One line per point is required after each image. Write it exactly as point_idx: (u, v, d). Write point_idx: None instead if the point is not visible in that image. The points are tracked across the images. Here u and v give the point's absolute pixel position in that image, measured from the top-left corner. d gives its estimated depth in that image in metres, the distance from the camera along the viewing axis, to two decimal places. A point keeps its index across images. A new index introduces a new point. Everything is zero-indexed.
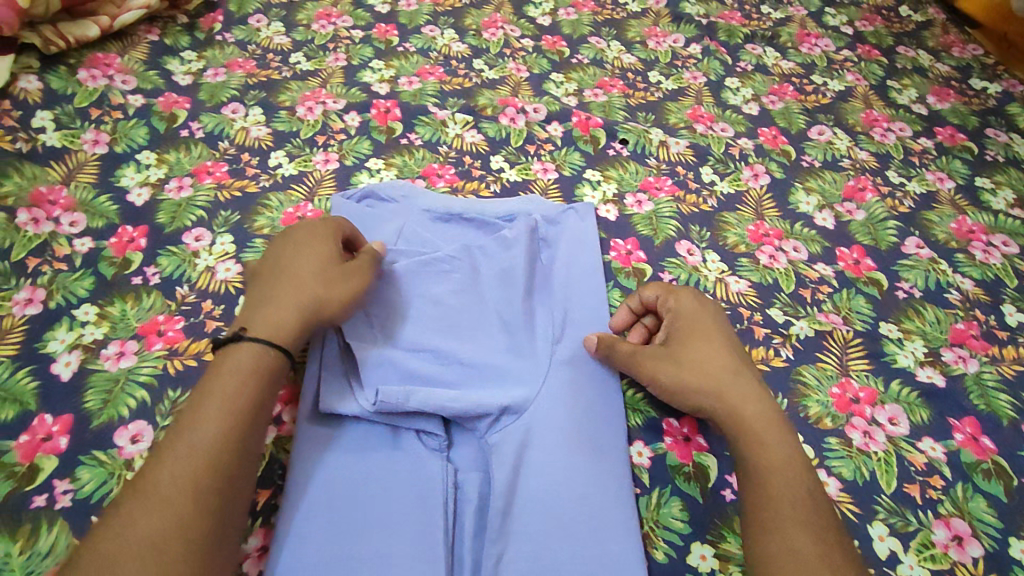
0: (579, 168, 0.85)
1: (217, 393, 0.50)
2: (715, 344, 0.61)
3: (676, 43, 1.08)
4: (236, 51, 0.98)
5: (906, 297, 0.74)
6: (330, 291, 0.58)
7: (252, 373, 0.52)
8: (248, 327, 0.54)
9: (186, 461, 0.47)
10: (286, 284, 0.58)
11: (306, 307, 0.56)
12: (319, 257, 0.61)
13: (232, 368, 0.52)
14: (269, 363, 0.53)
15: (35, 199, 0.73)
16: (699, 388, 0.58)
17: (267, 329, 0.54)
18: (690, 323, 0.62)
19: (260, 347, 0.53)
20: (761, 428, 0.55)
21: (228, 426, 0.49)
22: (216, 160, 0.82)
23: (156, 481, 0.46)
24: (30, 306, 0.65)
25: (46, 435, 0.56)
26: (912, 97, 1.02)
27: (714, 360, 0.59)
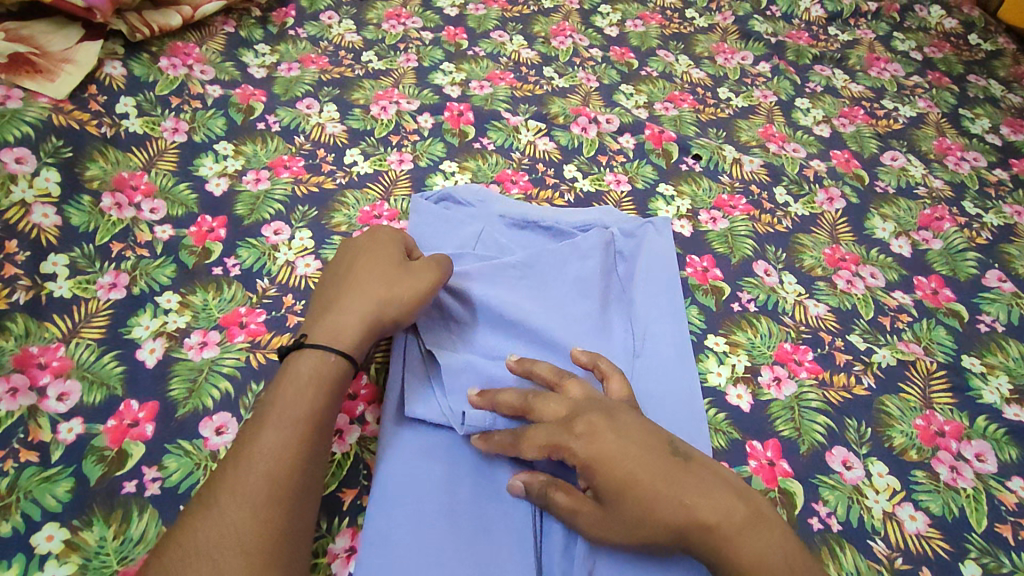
0: (652, 181, 0.85)
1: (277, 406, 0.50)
2: (639, 473, 0.48)
3: (745, 60, 1.08)
4: (309, 47, 0.98)
5: (988, 331, 0.72)
6: (393, 294, 0.57)
7: (310, 384, 0.51)
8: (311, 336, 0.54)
9: (245, 478, 0.46)
10: (349, 291, 0.57)
11: (369, 313, 0.56)
12: (383, 263, 0.60)
13: (294, 376, 0.51)
14: (333, 369, 0.52)
15: (118, 183, 0.73)
16: (658, 536, 0.47)
17: (329, 335, 0.54)
18: (605, 461, 0.48)
19: (321, 354, 0.52)
20: (737, 544, 0.47)
21: (287, 439, 0.48)
22: (293, 155, 0.82)
23: (218, 499, 0.45)
24: (114, 290, 0.65)
25: (133, 421, 0.56)
26: (986, 127, 1.00)
27: (651, 495, 0.47)
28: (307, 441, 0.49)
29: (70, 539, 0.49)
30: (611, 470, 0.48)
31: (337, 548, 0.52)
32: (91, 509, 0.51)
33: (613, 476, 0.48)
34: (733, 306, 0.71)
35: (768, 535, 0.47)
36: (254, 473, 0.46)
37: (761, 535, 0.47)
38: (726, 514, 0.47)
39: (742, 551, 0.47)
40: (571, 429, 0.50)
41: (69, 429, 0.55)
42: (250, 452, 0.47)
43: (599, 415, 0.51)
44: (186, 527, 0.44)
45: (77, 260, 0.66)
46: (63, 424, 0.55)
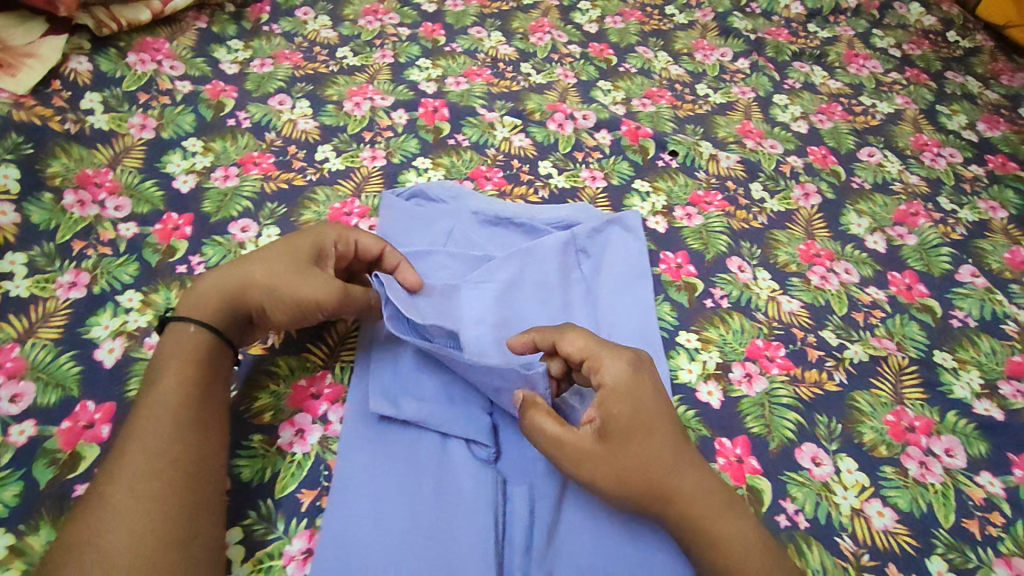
0: (628, 177, 0.84)
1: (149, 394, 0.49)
2: (654, 423, 0.50)
3: (724, 56, 1.07)
4: (283, 43, 0.97)
5: (961, 326, 0.72)
6: (271, 280, 0.55)
7: (180, 359, 0.51)
8: (184, 299, 0.55)
9: (134, 464, 0.45)
10: (244, 260, 0.57)
11: (238, 291, 0.55)
12: (301, 247, 0.58)
13: (165, 355, 0.51)
14: (195, 353, 0.52)
15: (81, 180, 0.72)
16: (639, 485, 0.48)
17: (194, 305, 0.54)
18: (628, 396, 0.50)
19: (183, 328, 0.53)
20: (706, 522, 0.48)
21: (173, 412, 0.48)
22: (263, 151, 0.81)
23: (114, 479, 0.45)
24: (73, 289, 0.63)
25: (89, 422, 0.55)
26: (962, 123, 1.01)
27: (652, 447, 0.49)
28: (192, 413, 0.49)
29: (17, 544, 0.48)
30: (630, 405, 0.50)
31: (292, 551, 0.50)
32: (40, 513, 0.50)
33: (630, 407, 0.50)
34: (706, 302, 0.71)
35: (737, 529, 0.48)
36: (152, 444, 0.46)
37: (733, 518, 0.48)
38: (708, 500, 0.48)
39: (711, 531, 0.48)
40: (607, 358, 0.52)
41: (21, 431, 0.53)
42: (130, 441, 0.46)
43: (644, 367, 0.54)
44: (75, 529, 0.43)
45: (36, 259, 0.64)
46: (15, 426, 0.54)
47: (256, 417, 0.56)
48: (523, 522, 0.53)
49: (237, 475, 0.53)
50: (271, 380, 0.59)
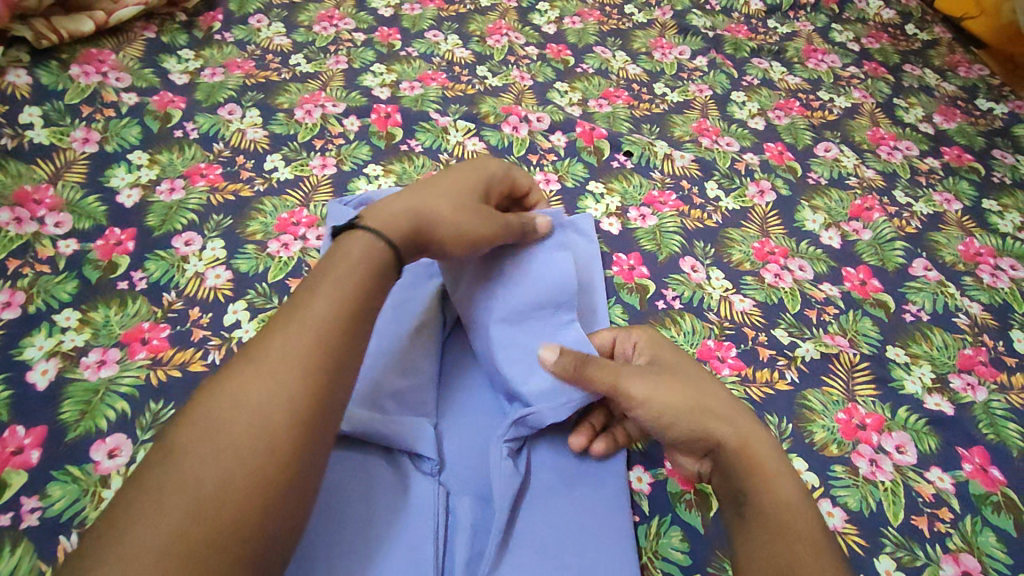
0: (582, 179, 0.84)
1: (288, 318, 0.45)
2: (697, 371, 0.56)
3: (682, 55, 1.07)
4: (235, 51, 0.95)
5: (914, 320, 0.72)
6: (459, 220, 0.56)
7: (358, 281, 0.48)
8: (380, 211, 0.54)
9: (240, 393, 0.40)
10: (429, 188, 0.57)
11: (427, 217, 0.55)
12: (471, 176, 0.60)
13: (331, 270, 0.48)
14: (363, 261, 0.49)
15: (19, 197, 0.71)
16: (701, 411, 0.52)
17: (387, 219, 0.53)
18: (669, 353, 0.58)
19: (371, 240, 0.51)
20: (753, 448, 0.50)
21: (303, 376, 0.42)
22: (210, 162, 0.80)
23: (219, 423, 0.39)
24: (8, 309, 0.62)
25: (18, 448, 0.53)
26: (919, 116, 1.01)
27: (699, 383, 0.54)
28: (318, 377, 0.42)
29: None
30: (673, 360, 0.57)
31: None
32: None
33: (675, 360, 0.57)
34: (658, 304, 0.70)
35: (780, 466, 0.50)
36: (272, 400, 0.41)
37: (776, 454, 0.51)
38: (754, 432, 0.51)
39: (762, 461, 0.50)
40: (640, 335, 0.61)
41: None
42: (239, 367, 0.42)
43: None
44: (164, 446, 0.39)
45: None
46: None
47: None
48: (465, 535, 0.52)
49: None
50: None
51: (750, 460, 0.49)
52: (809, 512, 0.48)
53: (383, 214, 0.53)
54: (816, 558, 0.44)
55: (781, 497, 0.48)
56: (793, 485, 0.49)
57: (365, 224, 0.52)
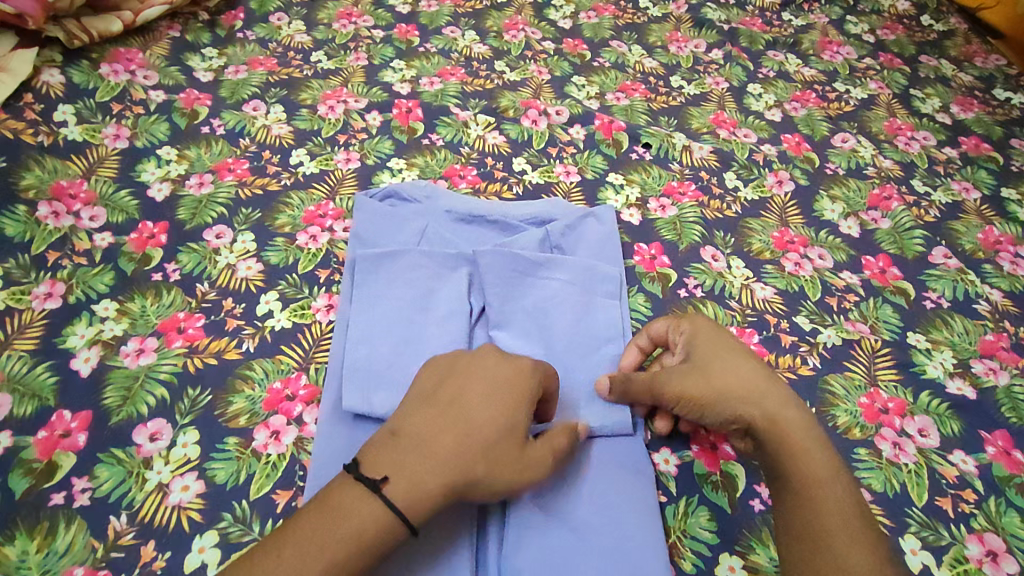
0: (602, 171, 0.85)
1: (311, 542, 0.42)
2: (740, 362, 0.54)
3: (697, 48, 1.08)
4: (257, 49, 0.97)
5: (934, 307, 0.73)
6: (490, 456, 0.47)
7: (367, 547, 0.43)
8: (388, 461, 0.45)
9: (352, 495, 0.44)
10: (455, 412, 0.47)
11: (459, 475, 0.46)
12: (502, 382, 0.49)
13: (355, 488, 0.44)
14: (378, 540, 0.43)
15: (56, 192, 0.73)
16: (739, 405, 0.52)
17: (412, 491, 0.44)
18: (710, 342, 0.56)
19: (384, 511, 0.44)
20: (794, 440, 0.50)
21: (409, 487, 0.44)
22: (237, 157, 0.81)
23: (322, 514, 0.43)
24: (49, 300, 0.64)
25: (65, 431, 0.55)
26: (936, 106, 1.01)
27: (741, 376, 0.53)
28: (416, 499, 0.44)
29: None
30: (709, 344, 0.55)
31: None
32: (16, 523, 0.50)
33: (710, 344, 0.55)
34: (679, 292, 0.71)
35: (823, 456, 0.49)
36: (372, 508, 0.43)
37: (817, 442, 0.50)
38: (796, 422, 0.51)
39: (794, 440, 0.50)
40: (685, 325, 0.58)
41: None
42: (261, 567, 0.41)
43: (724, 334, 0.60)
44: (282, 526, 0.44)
45: (11, 271, 0.65)
46: None
47: (231, 420, 0.57)
48: (497, 516, 0.53)
49: (212, 478, 0.54)
50: (246, 384, 0.59)
51: (789, 447, 0.49)
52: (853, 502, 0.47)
53: (414, 487, 0.44)
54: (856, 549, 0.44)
55: (813, 472, 0.48)
56: (834, 474, 0.48)
57: (388, 489, 0.44)
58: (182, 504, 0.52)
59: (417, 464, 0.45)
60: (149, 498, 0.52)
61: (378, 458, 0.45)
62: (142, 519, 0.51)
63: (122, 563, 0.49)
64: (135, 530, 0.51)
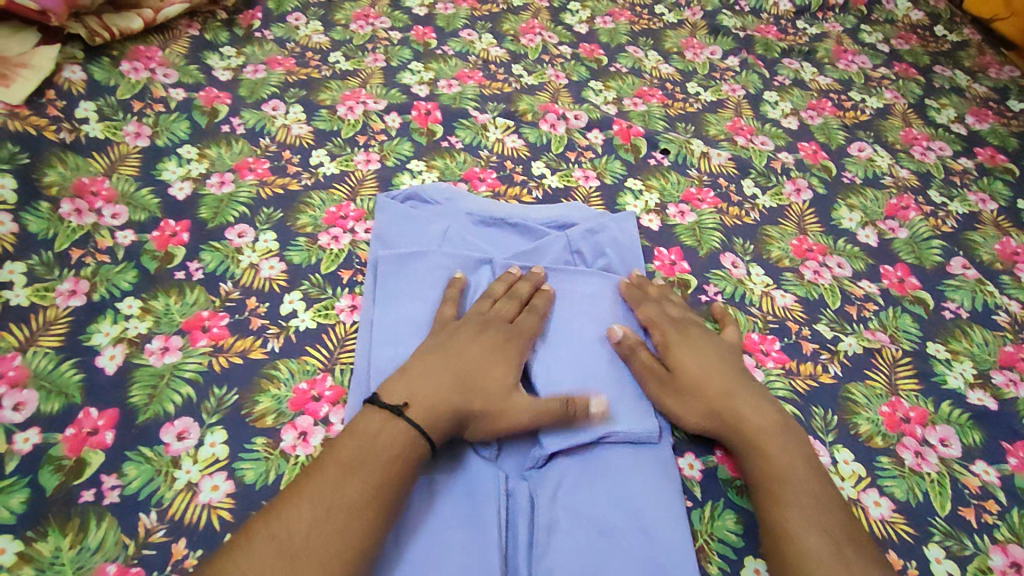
0: (621, 176, 0.85)
1: (351, 460, 0.49)
2: (713, 352, 0.62)
3: (713, 55, 1.08)
4: (276, 49, 0.97)
5: (953, 317, 0.73)
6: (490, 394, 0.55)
7: (398, 460, 0.50)
8: (406, 390, 0.53)
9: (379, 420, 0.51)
10: (459, 359, 0.56)
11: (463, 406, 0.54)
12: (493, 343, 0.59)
13: (377, 414, 0.52)
14: (408, 456, 0.50)
15: (78, 189, 0.72)
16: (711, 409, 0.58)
17: (427, 413, 0.52)
18: (699, 349, 0.62)
19: (411, 433, 0.51)
20: (772, 444, 0.55)
21: (428, 414, 0.52)
22: (257, 157, 0.81)
23: (355, 436, 0.50)
24: (73, 297, 0.64)
25: (92, 429, 0.55)
26: (951, 116, 1.02)
27: (718, 365, 0.60)
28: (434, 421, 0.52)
29: (24, 550, 0.48)
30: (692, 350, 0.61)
31: None
32: (46, 520, 0.50)
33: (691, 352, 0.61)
34: (700, 298, 0.72)
35: (796, 456, 0.55)
36: (398, 429, 0.51)
37: (793, 444, 0.56)
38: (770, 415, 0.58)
39: (763, 444, 0.55)
40: (659, 303, 0.66)
41: (25, 439, 0.54)
42: (311, 487, 0.47)
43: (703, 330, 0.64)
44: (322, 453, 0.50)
45: (35, 268, 0.65)
46: (19, 435, 0.54)
47: (258, 420, 0.57)
48: (525, 520, 0.53)
49: (241, 478, 0.54)
50: (272, 383, 0.60)
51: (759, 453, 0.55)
52: (829, 501, 0.52)
53: (429, 407, 0.52)
54: (832, 552, 0.49)
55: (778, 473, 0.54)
56: (807, 471, 0.54)
57: (408, 410, 0.52)
58: (212, 503, 0.52)
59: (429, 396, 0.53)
60: (178, 497, 0.52)
61: (396, 387, 0.53)
62: (172, 517, 0.51)
63: (153, 561, 0.49)
64: (165, 528, 0.51)
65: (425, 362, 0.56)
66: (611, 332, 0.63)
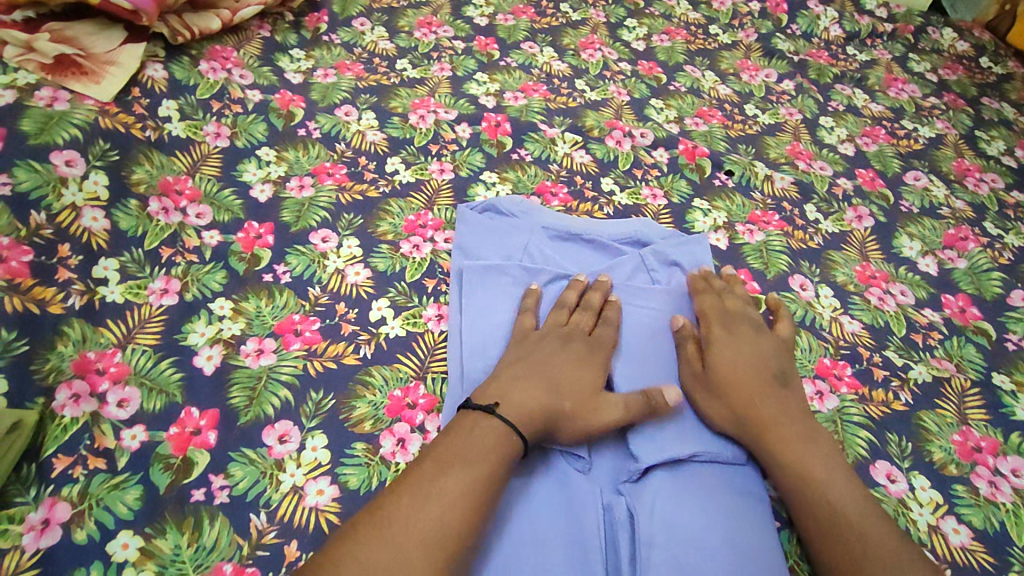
0: (687, 195, 0.86)
1: (447, 456, 0.50)
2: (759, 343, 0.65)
3: (769, 78, 1.10)
4: (344, 53, 0.98)
5: (1015, 349, 0.75)
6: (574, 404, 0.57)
7: (491, 455, 0.51)
8: (499, 394, 0.56)
9: (471, 422, 0.53)
10: (545, 371, 0.59)
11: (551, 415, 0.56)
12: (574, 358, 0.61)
13: (471, 416, 0.54)
14: (500, 452, 0.51)
15: (164, 187, 0.74)
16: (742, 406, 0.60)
17: (517, 415, 0.54)
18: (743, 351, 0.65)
19: (504, 431, 0.53)
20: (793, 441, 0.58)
21: (518, 417, 0.54)
22: (334, 162, 0.82)
23: (450, 436, 0.52)
24: (167, 296, 0.65)
25: (196, 429, 0.56)
26: (1001, 149, 1.04)
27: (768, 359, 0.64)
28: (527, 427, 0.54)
29: (145, 546, 0.50)
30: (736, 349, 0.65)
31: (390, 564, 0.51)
32: (163, 517, 0.51)
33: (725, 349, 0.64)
34: (772, 319, 0.73)
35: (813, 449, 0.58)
36: (492, 430, 0.52)
37: (815, 450, 0.58)
38: (804, 422, 0.60)
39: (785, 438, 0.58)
40: (719, 299, 0.69)
41: (132, 436, 0.55)
42: (409, 480, 0.49)
43: (752, 333, 0.66)
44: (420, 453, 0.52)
45: (127, 265, 0.66)
46: (126, 432, 0.55)
47: (356, 425, 0.58)
48: (625, 533, 0.55)
49: (345, 483, 0.55)
50: (367, 389, 0.61)
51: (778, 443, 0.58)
52: (877, 516, 0.54)
53: (524, 416, 0.54)
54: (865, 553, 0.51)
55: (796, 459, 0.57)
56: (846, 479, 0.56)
57: (499, 411, 0.54)
58: (319, 506, 0.54)
59: (519, 402, 0.55)
60: (286, 499, 0.54)
61: (489, 394, 0.56)
62: (281, 519, 0.53)
63: (267, 562, 0.50)
64: (275, 530, 0.52)
65: (513, 373, 0.58)
66: (673, 319, 0.68)
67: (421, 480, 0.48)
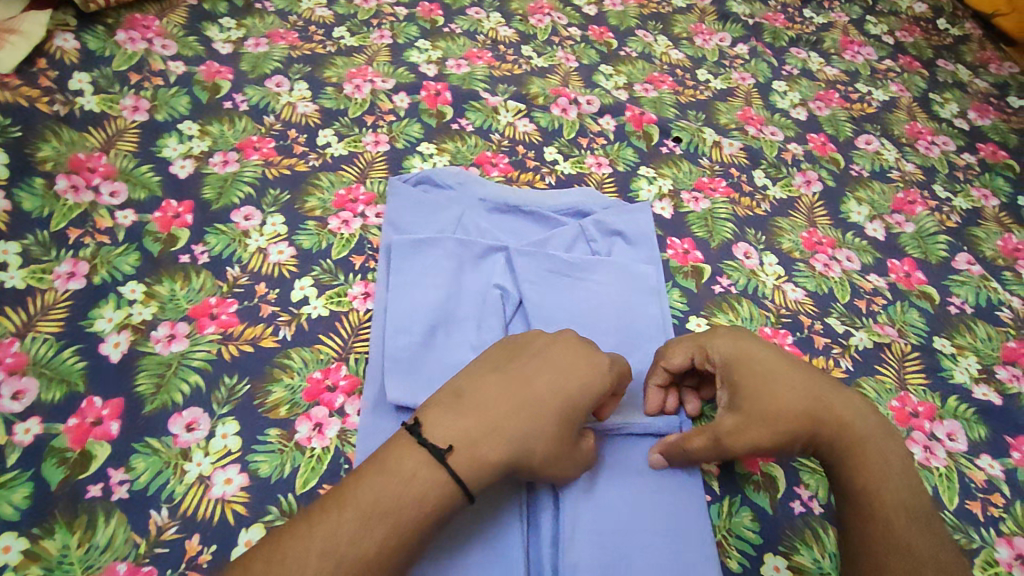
0: (634, 163, 0.84)
1: (372, 506, 0.42)
2: (746, 348, 0.55)
3: (723, 42, 1.07)
4: (277, 22, 0.92)
5: (958, 312, 0.75)
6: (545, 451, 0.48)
7: (425, 510, 0.42)
8: (455, 426, 0.45)
9: (412, 466, 0.43)
10: (519, 401, 0.47)
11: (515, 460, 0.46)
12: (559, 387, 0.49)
13: (415, 457, 0.44)
14: (436, 505, 0.43)
15: (74, 165, 0.69)
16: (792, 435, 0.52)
17: (470, 467, 0.44)
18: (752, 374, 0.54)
19: (452, 485, 0.43)
20: (856, 437, 0.52)
21: (473, 471, 0.44)
22: (262, 135, 0.78)
23: (378, 477, 0.43)
24: (73, 280, 0.61)
25: (96, 419, 0.53)
26: (955, 111, 1.02)
27: (770, 363, 0.54)
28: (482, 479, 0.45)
29: (31, 548, 0.47)
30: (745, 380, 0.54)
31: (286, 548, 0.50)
32: (54, 516, 0.49)
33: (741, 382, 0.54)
34: (714, 288, 0.72)
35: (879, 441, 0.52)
36: (434, 484, 0.43)
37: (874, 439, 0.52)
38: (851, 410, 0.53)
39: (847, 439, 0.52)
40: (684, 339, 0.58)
41: (26, 429, 0.52)
42: (320, 529, 0.41)
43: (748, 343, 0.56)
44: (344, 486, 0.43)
45: (30, 248, 0.62)
46: (19, 426, 0.52)
47: (271, 411, 0.56)
48: (550, 510, 0.55)
49: (255, 470, 0.53)
50: (285, 372, 0.58)
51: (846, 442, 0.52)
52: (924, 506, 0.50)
53: (480, 465, 0.45)
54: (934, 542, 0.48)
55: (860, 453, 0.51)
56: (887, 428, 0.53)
57: (451, 457, 0.44)
58: (225, 497, 0.51)
59: (480, 448, 0.45)
60: (190, 492, 0.51)
61: (446, 431, 0.45)
62: (184, 513, 0.50)
63: (167, 559, 0.48)
64: (177, 525, 0.50)
65: (476, 402, 0.47)
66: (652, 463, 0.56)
67: (334, 535, 0.40)
